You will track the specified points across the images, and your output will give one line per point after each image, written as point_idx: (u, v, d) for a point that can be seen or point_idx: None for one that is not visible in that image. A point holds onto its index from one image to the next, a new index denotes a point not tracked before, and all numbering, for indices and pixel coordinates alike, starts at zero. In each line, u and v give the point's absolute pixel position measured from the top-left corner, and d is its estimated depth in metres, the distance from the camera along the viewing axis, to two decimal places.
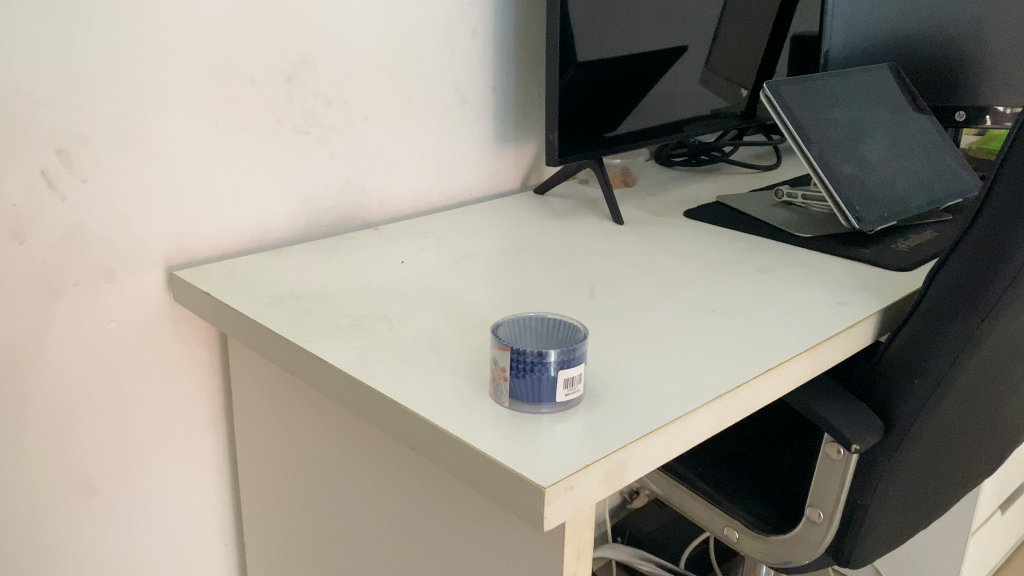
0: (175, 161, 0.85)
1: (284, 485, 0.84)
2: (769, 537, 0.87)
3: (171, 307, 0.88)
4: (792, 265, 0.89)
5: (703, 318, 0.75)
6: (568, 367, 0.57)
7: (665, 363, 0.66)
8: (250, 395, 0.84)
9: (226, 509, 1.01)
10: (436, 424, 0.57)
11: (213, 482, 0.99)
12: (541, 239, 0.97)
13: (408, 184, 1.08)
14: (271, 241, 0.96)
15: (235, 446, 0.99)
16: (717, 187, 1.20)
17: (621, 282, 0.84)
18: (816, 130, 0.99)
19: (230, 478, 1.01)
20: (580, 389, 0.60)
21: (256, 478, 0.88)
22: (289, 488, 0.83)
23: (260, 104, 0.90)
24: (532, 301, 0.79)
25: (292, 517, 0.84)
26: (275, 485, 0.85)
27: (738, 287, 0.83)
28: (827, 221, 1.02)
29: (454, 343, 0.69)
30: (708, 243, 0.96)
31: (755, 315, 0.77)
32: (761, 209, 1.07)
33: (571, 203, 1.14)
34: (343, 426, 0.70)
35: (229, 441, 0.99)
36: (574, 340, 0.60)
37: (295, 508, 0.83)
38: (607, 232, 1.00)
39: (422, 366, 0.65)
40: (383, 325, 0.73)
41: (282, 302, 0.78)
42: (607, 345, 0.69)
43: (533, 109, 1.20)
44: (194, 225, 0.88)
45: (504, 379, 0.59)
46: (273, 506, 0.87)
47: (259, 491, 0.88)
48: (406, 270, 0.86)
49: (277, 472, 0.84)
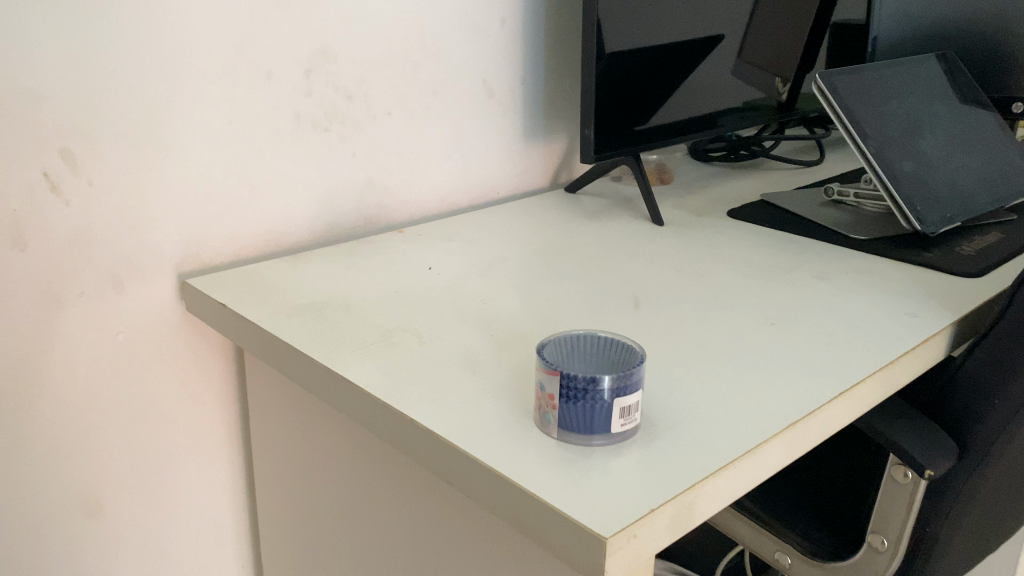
0: (188, 161, 0.79)
1: (304, 512, 0.78)
2: (825, 564, 0.80)
3: (183, 318, 0.83)
4: (851, 270, 0.83)
5: (761, 333, 0.69)
6: (625, 395, 0.51)
7: (726, 386, 0.60)
8: (267, 414, 0.78)
9: (242, 529, 0.96)
10: (476, 456, 0.51)
11: (229, 501, 0.93)
12: (576, 242, 0.91)
13: (433, 182, 1.02)
14: (289, 245, 0.90)
15: (250, 462, 0.93)
16: (760, 184, 1.13)
17: (668, 291, 0.77)
18: (872, 124, 0.92)
19: (246, 496, 0.95)
20: (637, 418, 0.53)
21: (275, 501, 0.82)
22: (311, 512, 0.77)
23: (277, 99, 0.84)
24: (573, 313, 0.73)
25: (312, 544, 0.78)
26: (295, 510, 0.79)
27: (795, 296, 0.76)
28: (882, 221, 0.96)
29: (491, 361, 0.63)
30: (757, 247, 0.89)
31: (819, 329, 0.70)
32: (810, 208, 1.00)
33: (605, 202, 1.07)
34: (369, 450, 0.64)
35: (246, 457, 0.94)
36: (631, 364, 0.54)
37: (316, 535, 0.78)
38: (647, 234, 0.94)
39: (458, 389, 0.59)
40: (414, 340, 0.67)
41: (302, 313, 0.72)
42: (660, 364, 0.63)
43: (564, 102, 1.13)
44: (208, 228, 0.82)
45: (552, 407, 0.53)
46: (293, 532, 0.81)
47: (279, 514, 0.82)
48: (434, 278, 0.80)
49: (298, 495, 0.78)
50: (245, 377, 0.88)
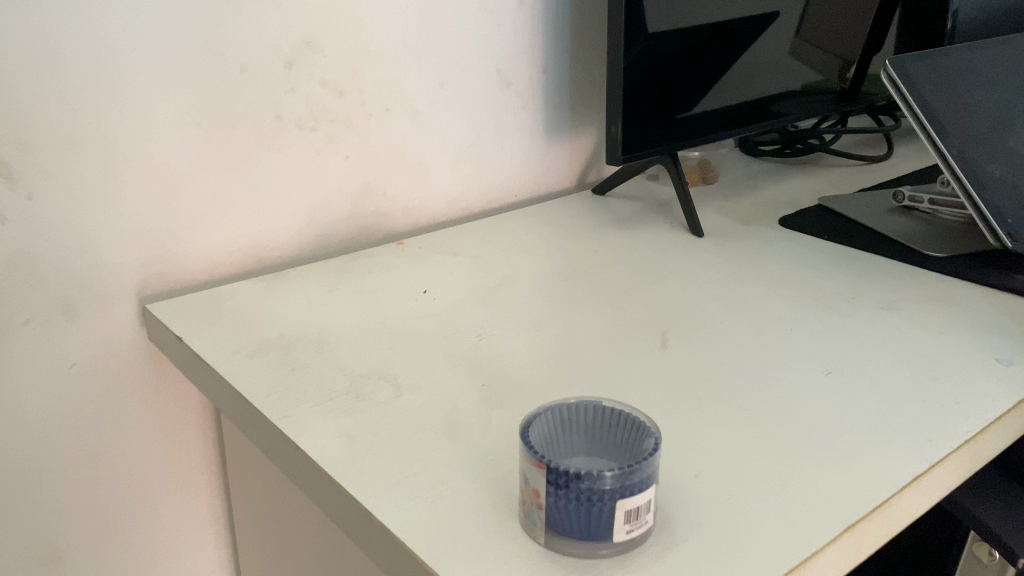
0: (150, 170, 0.69)
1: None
2: None
3: (147, 347, 0.73)
4: (925, 298, 0.69)
5: (814, 388, 0.57)
6: (631, 496, 0.40)
7: (767, 467, 0.48)
8: (238, 463, 0.68)
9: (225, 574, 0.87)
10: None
11: (209, 543, 0.84)
12: (599, 257, 0.79)
13: (441, 185, 0.91)
14: (271, 259, 0.80)
15: (230, 504, 0.84)
16: (818, 184, 0.99)
17: (702, 324, 0.65)
18: (956, 120, 0.77)
19: (229, 537, 0.86)
20: (649, 520, 0.42)
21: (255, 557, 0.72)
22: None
23: (255, 96, 0.73)
24: (585, 353, 0.61)
25: None
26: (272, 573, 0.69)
27: (857, 334, 0.63)
28: (962, 234, 0.82)
29: (478, 422, 0.52)
30: (811, 265, 0.76)
31: (888, 382, 0.57)
32: (876, 217, 0.86)
33: (637, 206, 0.94)
34: (333, 531, 0.54)
35: (227, 499, 0.84)
36: (642, 450, 0.42)
37: None
38: (681, 247, 0.81)
39: (431, 464, 0.48)
40: (388, 391, 0.56)
41: (266, 351, 0.61)
42: (684, 432, 0.51)
43: (592, 91, 1.01)
44: (174, 245, 0.73)
45: (538, 506, 0.42)
46: None
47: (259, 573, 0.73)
48: (427, 305, 0.69)
49: (272, 558, 0.68)
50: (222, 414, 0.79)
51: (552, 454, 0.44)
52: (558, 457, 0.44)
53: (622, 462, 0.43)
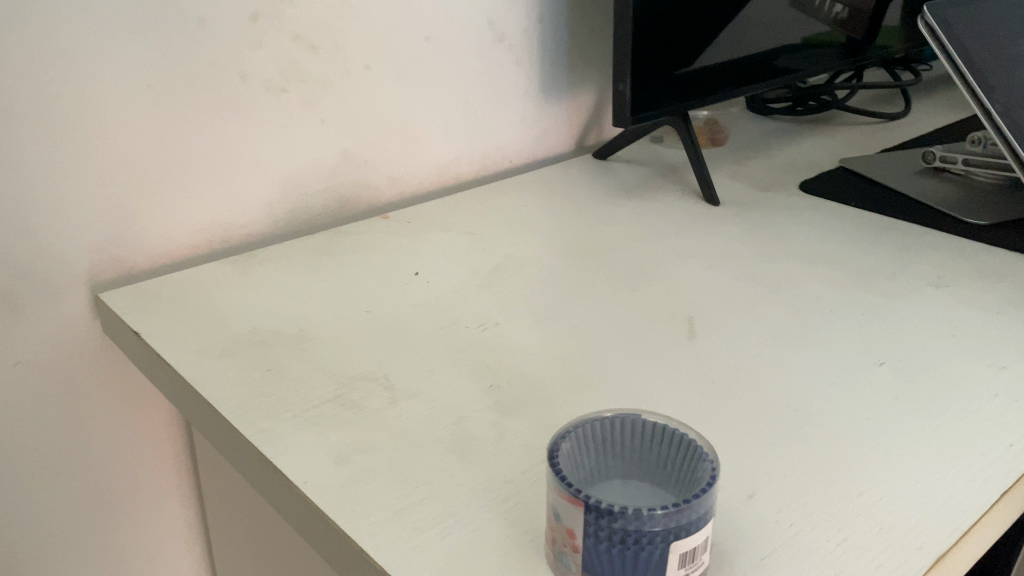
0: (97, 138, 0.60)
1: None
2: None
3: (103, 345, 0.64)
4: (974, 275, 0.63)
5: (869, 383, 0.50)
6: (687, 536, 0.33)
7: (832, 485, 0.41)
8: (215, 481, 0.60)
9: None
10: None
11: (184, 559, 0.76)
12: (608, 232, 0.71)
13: (429, 152, 0.82)
14: (241, 239, 0.71)
15: (206, 517, 0.75)
16: (835, 145, 0.92)
17: (733, 311, 0.58)
18: (999, 73, 0.70)
19: (205, 551, 0.78)
20: (705, 560, 0.35)
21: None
22: None
23: (218, 53, 0.64)
24: (606, 347, 0.54)
25: None
26: None
27: (905, 319, 0.57)
28: (1001, 199, 0.75)
29: (491, 436, 0.45)
30: (841, 241, 0.69)
31: (951, 376, 0.50)
32: (905, 180, 0.79)
33: (643, 172, 0.87)
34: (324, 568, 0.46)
35: (201, 512, 0.76)
36: (697, 478, 0.35)
37: None
38: (698, 220, 0.74)
39: (438, 492, 0.41)
40: (381, 398, 0.48)
41: (239, 351, 0.53)
42: (729, 443, 0.44)
43: (592, 46, 0.92)
44: (130, 225, 0.64)
45: (572, 549, 0.35)
46: None
47: None
48: (421, 292, 0.61)
49: None
50: (193, 420, 0.70)
51: (584, 482, 0.37)
52: (591, 485, 0.37)
53: (669, 491, 0.36)
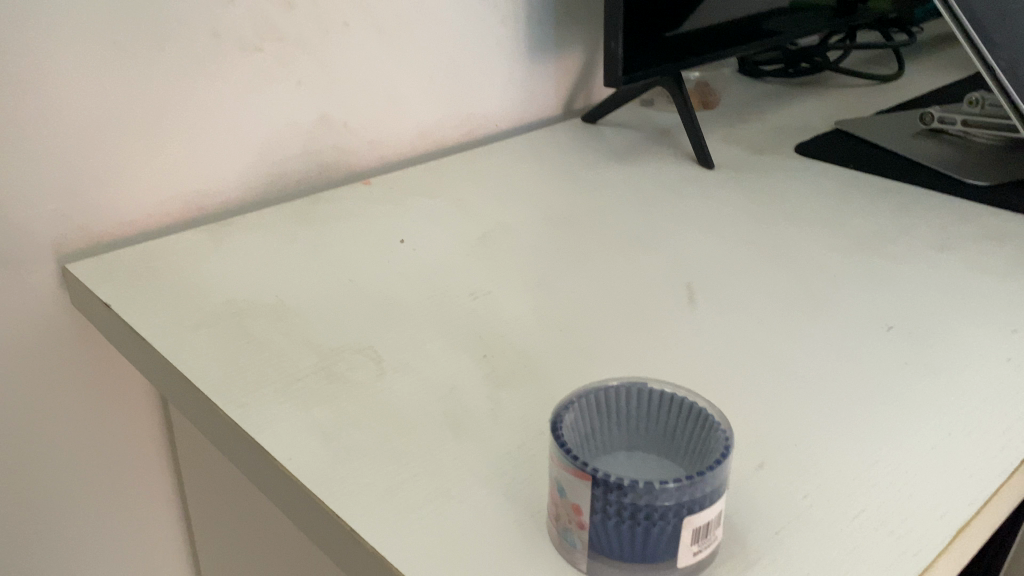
0: (61, 98, 0.56)
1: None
2: None
3: (73, 320, 0.61)
4: (977, 236, 0.61)
5: (877, 347, 0.48)
6: (701, 511, 0.31)
7: (847, 454, 0.39)
8: (196, 462, 0.57)
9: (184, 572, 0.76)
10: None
11: (163, 542, 0.73)
12: (600, 197, 0.69)
13: (412, 115, 0.79)
14: (216, 207, 0.68)
15: (185, 498, 0.72)
16: (829, 107, 0.90)
17: (732, 277, 0.56)
18: (1002, 28, 0.67)
19: (186, 533, 0.75)
20: (718, 535, 0.33)
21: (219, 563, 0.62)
22: None
23: (189, 9, 0.60)
24: (604, 314, 0.51)
25: None
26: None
27: (911, 283, 0.55)
28: (1000, 159, 0.73)
29: (486, 408, 0.43)
30: (841, 204, 0.67)
31: (962, 340, 0.48)
32: (902, 142, 0.77)
33: (634, 135, 0.84)
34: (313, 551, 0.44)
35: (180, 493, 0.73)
36: (709, 449, 0.33)
37: None
38: (692, 184, 0.71)
39: (431, 468, 0.38)
40: (368, 370, 0.46)
41: (216, 322, 0.50)
42: (736, 412, 0.42)
43: (579, 5, 0.89)
44: (97, 192, 0.60)
45: (577, 525, 0.32)
46: None
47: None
48: (408, 260, 0.58)
49: (241, 566, 0.58)
50: (171, 399, 0.67)
51: (588, 454, 0.34)
52: (596, 458, 0.34)
53: (679, 463, 0.34)
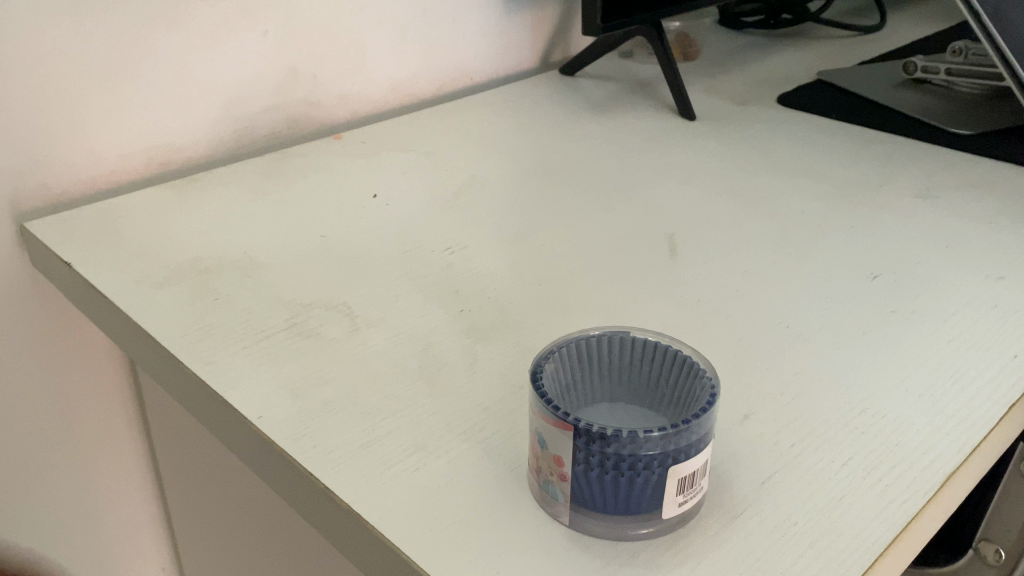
0: (12, 48, 0.53)
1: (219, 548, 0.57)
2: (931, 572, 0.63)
3: (32, 281, 0.59)
4: (961, 184, 0.60)
5: (862, 295, 0.47)
6: (687, 460, 0.30)
7: (833, 402, 0.38)
8: (165, 424, 0.56)
9: (158, 536, 0.75)
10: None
11: (135, 507, 0.72)
12: (579, 149, 0.67)
13: (384, 67, 0.76)
14: (181, 163, 0.66)
15: (155, 462, 0.71)
16: (810, 58, 0.88)
17: (714, 227, 0.54)
18: None
19: (158, 498, 0.74)
20: (704, 486, 0.32)
21: (193, 526, 0.61)
22: (231, 554, 0.56)
23: None
24: (584, 265, 0.50)
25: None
26: (215, 545, 0.58)
27: (895, 231, 0.54)
28: (984, 107, 0.72)
29: (463, 362, 0.41)
30: (824, 154, 0.66)
31: (948, 287, 0.48)
32: (885, 92, 0.76)
33: (612, 88, 0.82)
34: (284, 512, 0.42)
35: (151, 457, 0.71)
36: (694, 398, 0.32)
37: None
38: (673, 135, 0.70)
39: (408, 423, 0.37)
40: (341, 326, 0.44)
41: (182, 279, 0.49)
42: (720, 362, 0.41)
43: None
44: (53, 147, 0.57)
45: (559, 477, 0.31)
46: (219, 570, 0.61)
47: (201, 544, 0.61)
48: (381, 214, 0.57)
49: (215, 529, 0.57)
50: (139, 363, 0.65)
51: (569, 405, 0.33)
52: (577, 408, 0.33)
53: (663, 412, 0.33)
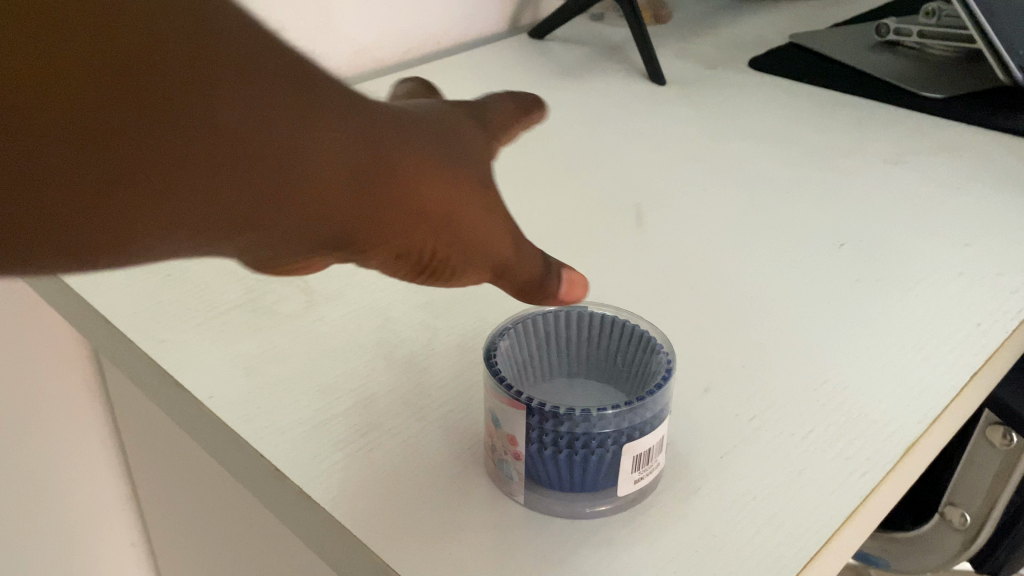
0: None
1: (190, 534, 0.57)
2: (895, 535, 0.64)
3: None
4: (931, 148, 0.60)
5: (828, 263, 0.47)
6: (641, 437, 0.30)
7: (795, 373, 0.38)
8: (126, 403, 0.55)
9: None
10: (395, 570, 0.29)
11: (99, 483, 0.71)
12: (547, 116, 0.66)
13: (348, 32, 0.74)
14: None
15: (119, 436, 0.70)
16: (783, 20, 0.87)
17: (681, 195, 0.54)
18: None
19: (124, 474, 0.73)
20: (660, 463, 0.32)
21: (159, 505, 0.60)
22: (194, 532, 0.55)
23: None
24: (548, 235, 0.49)
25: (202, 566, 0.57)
26: (179, 522, 0.58)
27: (863, 198, 0.53)
28: (955, 70, 0.72)
29: (422, 336, 0.41)
30: (794, 119, 0.65)
31: (914, 255, 0.47)
32: (857, 55, 0.75)
33: (583, 51, 0.81)
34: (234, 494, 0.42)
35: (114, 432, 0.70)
36: (651, 373, 0.32)
37: (202, 557, 0.56)
38: (642, 101, 0.69)
39: (362, 400, 0.36)
40: (297, 301, 0.43)
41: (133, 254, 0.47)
42: (682, 334, 0.41)
43: None
44: None
45: (513, 456, 0.31)
46: (184, 548, 0.60)
47: (167, 521, 0.61)
48: None
49: (178, 508, 0.56)
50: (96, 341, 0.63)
51: (524, 382, 0.33)
52: (532, 385, 0.33)
53: (619, 388, 0.33)
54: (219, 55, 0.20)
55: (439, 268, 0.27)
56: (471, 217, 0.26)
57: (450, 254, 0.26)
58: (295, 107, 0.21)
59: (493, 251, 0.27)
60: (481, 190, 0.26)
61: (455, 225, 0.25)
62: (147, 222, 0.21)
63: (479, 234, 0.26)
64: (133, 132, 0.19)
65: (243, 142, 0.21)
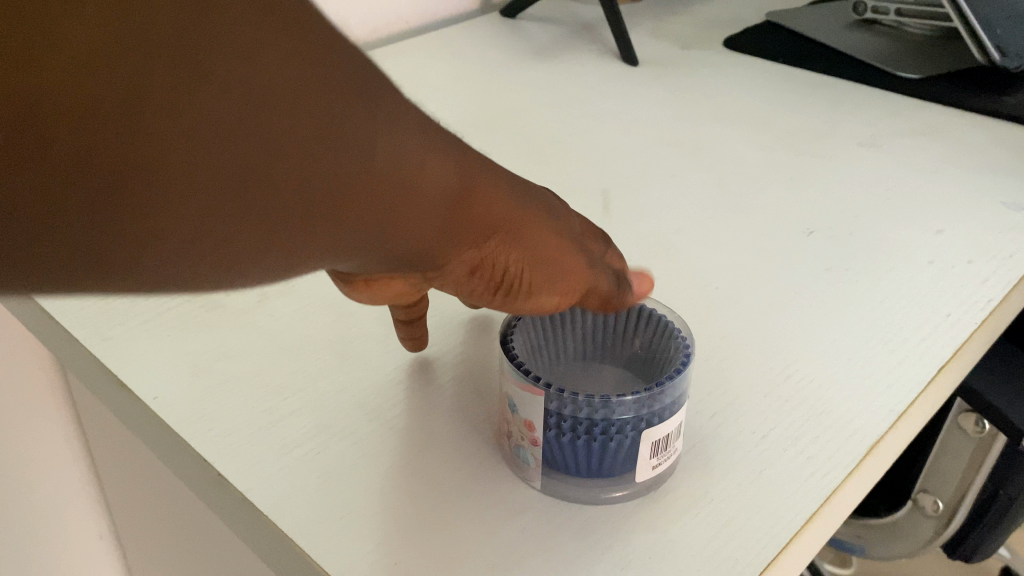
0: None
1: (151, 534, 0.55)
2: (870, 523, 0.63)
3: None
4: (905, 130, 0.59)
5: (797, 252, 0.45)
6: (661, 423, 0.30)
7: (759, 368, 0.37)
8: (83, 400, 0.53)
9: None
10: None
11: None
12: (517, 98, 0.64)
13: None
14: None
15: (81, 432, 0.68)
16: None
17: (650, 180, 0.52)
18: None
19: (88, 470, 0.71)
20: (677, 449, 0.31)
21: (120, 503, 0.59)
22: (154, 531, 0.54)
23: None
24: None
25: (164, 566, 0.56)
26: (140, 521, 0.56)
27: (835, 182, 0.52)
28: (932, 49, 0.70)
29: (377, 333, 0.39)
30: (768, 101, 0.63)
31: (885, 242, 0.46)
32: (833, 33, 0.73)
33: (556, 31, 0.79)
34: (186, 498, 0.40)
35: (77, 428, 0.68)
36: (669, 356, 0.32)
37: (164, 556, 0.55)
38: (614, 82, 0.67)
39: (310, 401, 0.35)
40: (249, 296, 0.42)
41: None
42: None
43: None
44: None
45: (530, 442, 0.30)
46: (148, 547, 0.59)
47: (129, 519, 0.59)
48: None
49: (138, 506, 0.54)
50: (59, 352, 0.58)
51: (538, 367, 0.33)
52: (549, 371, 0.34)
53: (637, 371, 0.34)
54: (336, 84, 0.21)
55: (517, 283, 0.30)
56: (544, 230, 0.30)
57: (529, 273, 0.30)
58: (393, 129, 0.23)
59: (569, 272, 0.30)
60: (539, 213, 0.30)
61: (529, 240, 0.29)
62: (271, 251, 0.22)
63: (553, 249, 0.30)
64: (282, 167, 0.20)
65: (355, 169, 0.22)
